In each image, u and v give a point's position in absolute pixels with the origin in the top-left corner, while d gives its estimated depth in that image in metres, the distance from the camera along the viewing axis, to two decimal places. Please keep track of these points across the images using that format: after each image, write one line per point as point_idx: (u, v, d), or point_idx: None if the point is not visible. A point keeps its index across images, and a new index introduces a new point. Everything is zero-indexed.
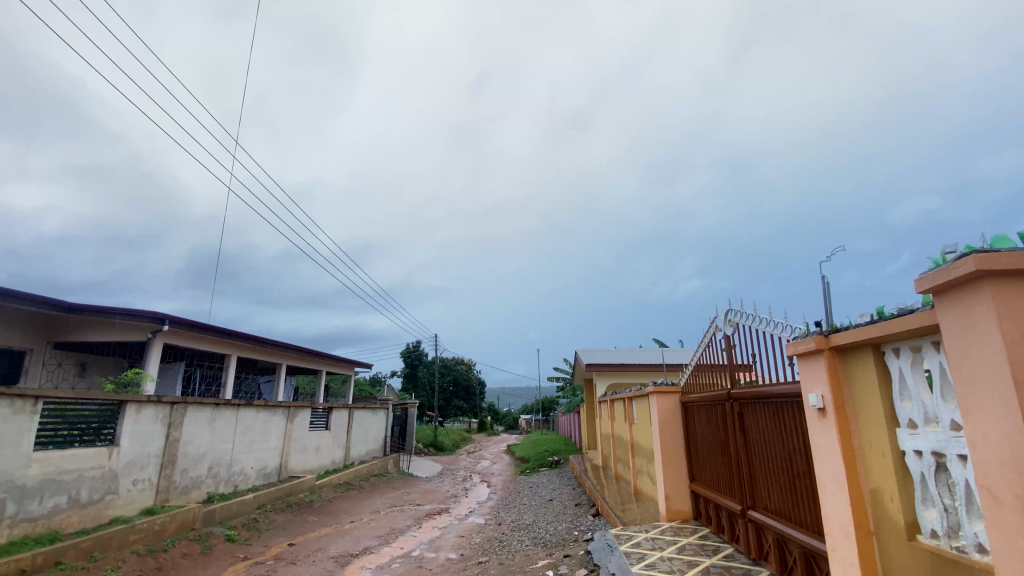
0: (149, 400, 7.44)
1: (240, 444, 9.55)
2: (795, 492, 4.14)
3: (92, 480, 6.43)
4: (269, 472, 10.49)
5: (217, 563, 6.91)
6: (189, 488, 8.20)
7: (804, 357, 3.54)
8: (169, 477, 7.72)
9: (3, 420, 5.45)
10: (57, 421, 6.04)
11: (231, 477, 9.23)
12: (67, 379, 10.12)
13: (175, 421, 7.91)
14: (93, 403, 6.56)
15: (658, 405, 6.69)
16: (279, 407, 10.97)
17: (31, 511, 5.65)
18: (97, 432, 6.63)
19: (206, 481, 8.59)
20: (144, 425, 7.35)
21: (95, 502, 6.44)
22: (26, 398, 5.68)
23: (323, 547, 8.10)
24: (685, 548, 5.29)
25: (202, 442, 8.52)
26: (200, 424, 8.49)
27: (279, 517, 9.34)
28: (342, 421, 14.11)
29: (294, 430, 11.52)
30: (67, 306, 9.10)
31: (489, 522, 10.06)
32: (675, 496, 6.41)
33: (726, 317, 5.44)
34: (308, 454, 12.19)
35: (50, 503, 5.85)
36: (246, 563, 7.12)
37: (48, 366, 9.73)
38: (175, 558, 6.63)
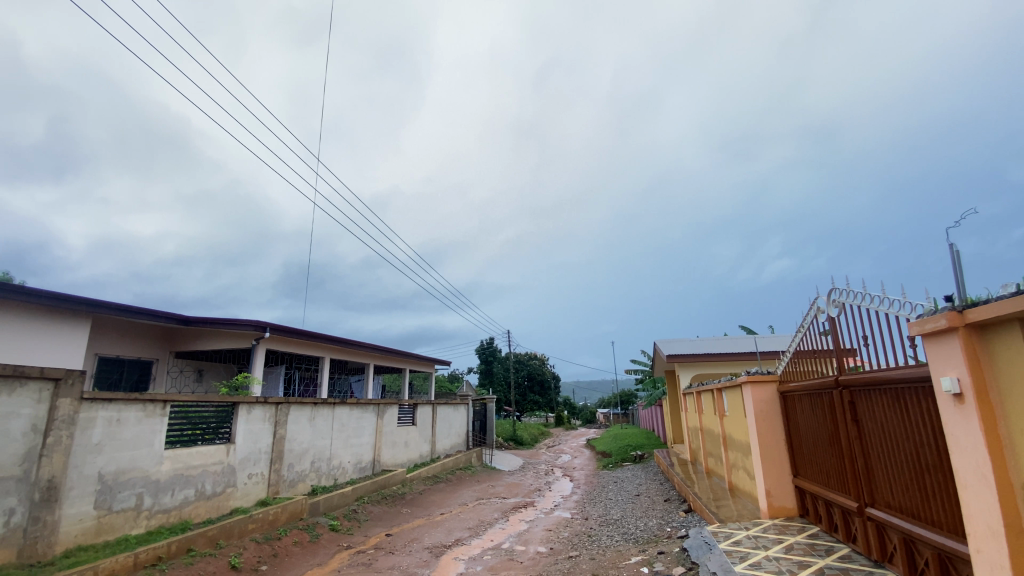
0: (257, 401, 8.10)
1: (338, 440, 10.20)
2: (924, 488, 3.70)
3: (214, 475, 7.12)
4: (364, 466, 11.12)
5: (324, 551, 7.43)
6: (296, 480, 8.88)
7: (933, 336, 3.14)
8: (278, 471, 8.40)
9: (139, 422, 6.13)
10: (181, 422, 6.73)
11: (331, 471, 9.86)
12: (188, 384, 11.29)
13: (280, 419, 8.57)
14: (210, 405, 7.25)
15: (753, 396, 6.28)
16: (370, 405, 11.56)
17: (165, 503, 6.35)
18: (215, 430, 7.31)
19: (310, 474, 9.25)
20: (254, 424, 8.02)
21: (217, 494, 7.13)
22: (156, 402, 6.35)
23: (417, 538, 8.44)
24: (793, 548, 4.91)
25: (304, 439, 9.17)
26: (302, 422, 9.15)
27: (376, 508, 9.87)
28: (426, 416, 14.63)
29: (384, 426, 12.11)
30: (183, 318, 10.14)
31: (576, 517, 9.98)
32: (777, 491, 5.99)
33: (829, 298, 4.97)
34: (398, 448, 12.78)
35: (180, 495, 6.56)
36: (350, 552, 7.57)
37: (171, 373, 10.91)
38: (288, 545, 7.20)
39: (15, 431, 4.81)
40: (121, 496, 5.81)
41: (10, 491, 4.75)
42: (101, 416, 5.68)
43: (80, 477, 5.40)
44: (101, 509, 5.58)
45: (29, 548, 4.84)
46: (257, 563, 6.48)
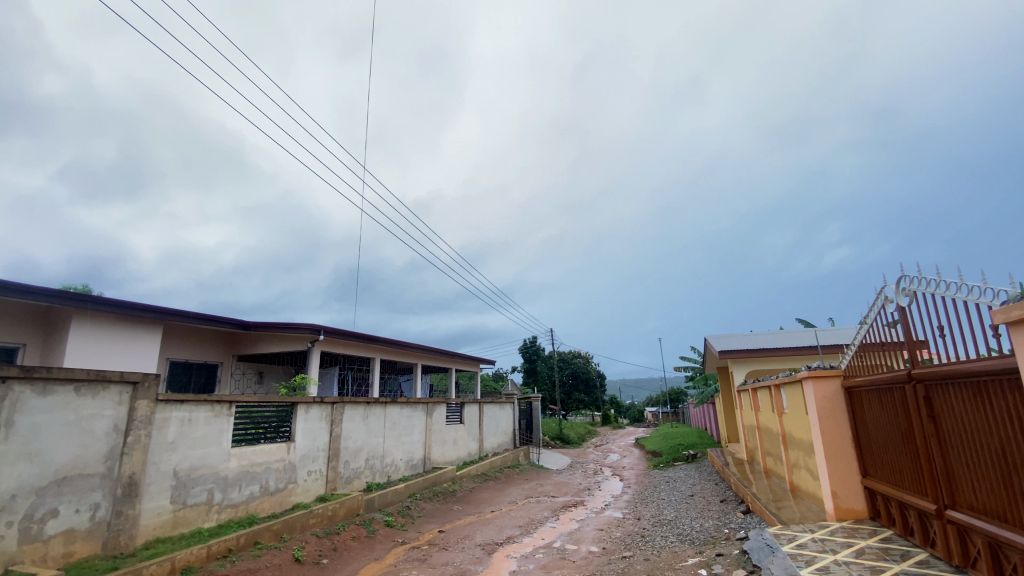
0: (314, 401, 8.44)
1: (390, 438, 10.47)
2: (1011, 488, 3.41)
3: (276, 472, 7.46)
4: (415, 463, 11.37)
5: (381, 547, 7.65)
6: (352, 477, 9.18)
7: (1021, 324, 2.88)
8: (335, 468, 8.71)
9: (209, 422, 6.50)
10: (245, 421, 7.09)
11: (384, 469, 10.15)
12: (250, 386, 11.91)
13: (336, 418, 8.89)
14: (271, 405, 7.61)
15: (815, 392, 5.97)
16: (419, 404, 11.80)
17: (233, 498, 6.71)
18: (277, 429, 7.66)
19: (364, 471, 9.55)
20: (312, 423, 8.35)
21: (280, 490, 7.48)
22: (222, 403, 6.72)
23: (470, 535, 8.55)
24: (864, 552, 4.63)
25: (358, 437, 9.47)
26: (356, 420, 9.45)
27: (428, 505, 10.08)
28: (474, 415, 14.80)
29: (433, 425, 12.34)
30: (244, 323, 10.69)
31: (629, 517, 9.81)
32: (844, 493, 5.67)
33: (898, 286, 4.66)
34: (447, 446, 12.99)
35: (247, 491, 6.92)
36: (405, 548, 7.76)
37: (234, 375, 11.52)
38: (347, 540, 7.46)
39: (99, 431, 5.21)
40: (193, 491, 6.18)
41: (96, 486, 5.14)
42: (174, 417, 6.06)
43: (157, 473, 5.79)
44: (176, 504, 5.96)
45: (114, 539, 5.23)
46: (319, 556, 6.74)
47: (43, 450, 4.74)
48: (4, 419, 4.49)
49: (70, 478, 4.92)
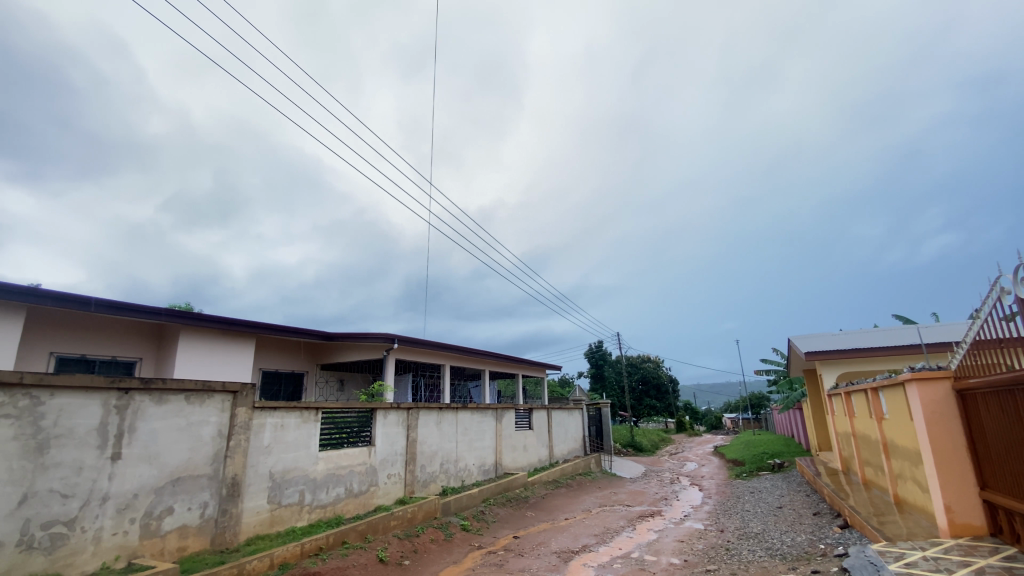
0: (391, 407, 8.81)
1: (463, 443, 10.69)
2: None
3: (360, 474, 7.86)
4: (488, 469, 11.53)
5: (458, 550, 7.82)
6: (428, 481, 9.47)
7: None
8: (413, 472, 9.02)
9: (299, 427, 6.97)
10: (331, 426, 7.52)
11: (458, 473, 10.37)
12: (333, 393, 12.60)
13: (412, 423, 9.22)
14: (353, 411, 8.02)
15: (922, 395, 5.40)
16: (490, 410, 11.97)
17: (322, 499, 7.14)
18: (358, 434, 8.06)
19: (440, 475, 9.81)
20: (390, 428, 8.72)
21: (363, 492, 7.86)
22: (310, 410, 7.17)
23: (545, 542, 8.51)
24: (986, 572, 4.11)
25: (433, 442, 9.76)
26: (431, 425, 9.74)
27: (502, 511, 10.17)
28: (543, 421, 14.78)
29: (504, 431, 12.46)
30: (325, 334, 11.38)
31: (711, 528, 9.35)
32: (959, 506, 5.08)
33: (1016, 276, 4.14)
34: (518, 452, 13.07)
35: (333, 492, 7.33)
36: (482, 552, 7.87)
37: (319, 383, 12.27)
38: (427, 542, 7.70)
39: (206, 435, 5.73)
40: (287, 492, 6.64)
41: (204, 487, 5.64)
42: (269, 422, 6.55)
43: (256, 475, 6.28)
44: (272, 504, 6.43)
45: (220, 535, 5.72)
46: (401, 557, 7.00)
47: (160, 453, 5.27)
48: (128, 426, 5.03)
49: (182, 479, 5.44)
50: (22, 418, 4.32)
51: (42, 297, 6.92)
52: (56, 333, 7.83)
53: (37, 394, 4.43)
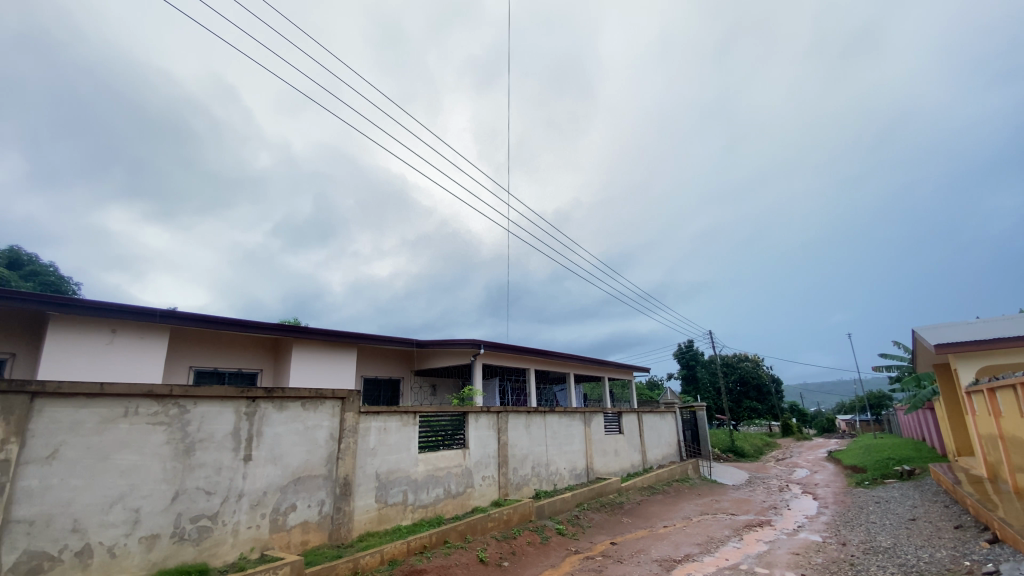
0: (482, 411, 9.02)
1: (553, 447, 10.70)
2: None
3: (457, 476, 8.14)
4: (580, 473, 11.43)
5: (556, 554, 7.82)
6: (522, 484, 9.58)
7: None
8: (506, 475, 9.19)
9: (399, 431, 7.36)
10: (428, 429, 7.87)
11: (550, 477, 10.40)
12: (427, 397, 13.18)
13: (502, 426, 9.39)
14: (447, 414, 8.32)
15: None
16: (578, 413, 11.88)
17: (423, 500, 7.50)
18: (452, 437, 8.35)
19: (532, 479, 9.90)
20: (482, 431, 8.94)
21: (460, 493, 8.15)
22: (408, 414, 7.55)
23: (644, 550, 8.26)
24: None
25: (524, 445, 9.88)
26: (520, 429, 9.86)
27: (597, 516, 10.02)
28: (633, 424, 14.39)
29: (593, 435, 12.31)
30: (417, 341, 11.95)
31: (830, 541, 8.55)
32: None
33: None
34: (610, 456, 12.83)
35: (433, 493, 7.67)
36: (579, 557, 7.81)
37: (414, 388, 12.88)
38: (524, 545, 7.78)
39: (320, 439, 6.24)
40: (392, 492, 7.04)
41: (320, 486, 6.15)
42: (373, 426, 6.99)
43: (364, 475, 6.73)
44: (380, 502, 6.85)
45: (336, 531, 6.19)
46: (500, 559, 7.14)
47: (283, 455, 5.83)
48: (255, 430, 5.62)
49: (302, 478, 5.96)
50: (172, 425, 4.97)
51: (181, 318, 7.95)
52: (193, 349, 8.95)
53: (182, 403, 5.08)
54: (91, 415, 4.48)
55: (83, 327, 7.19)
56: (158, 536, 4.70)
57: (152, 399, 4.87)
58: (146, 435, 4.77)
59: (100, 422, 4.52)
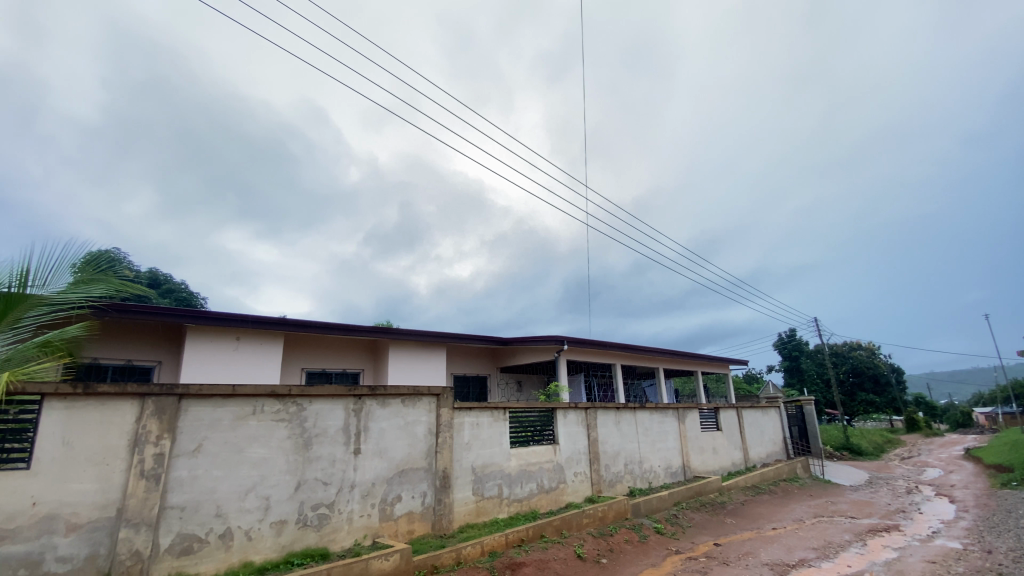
0: (570, 407, 8.98)
1: (646, 443, 10.41)
2: None
3: (549, 471, 8.19)
4: (675, 471, 11.03)
5: (656, 553, 7.61)
6: (615, 481, 9.44)
7: None
8: (598, 471, 9.09)
9: (491, 426, 7.53)
10: (517, 425, 7.97)
11: (644, 474, 10.14)
12: (514, 393, 13.37)
13: (592, 422, 9.28)
14: (535, 410, 8.37)
15: None
16: (671, 408, 11.44)
17: (518, 494, 7.63)
18: (542, 432, 8.38)
19: (626, 476, 9.71)
20: (571, 427, 8.90)
21: (553, 489, 8.19)
22: (498, 410, 7.69)
23: (752, 552, 7.77)
24: None
25: (615, 442, 9.70)
26: (610, 425, 9.68)
27: (697, 515, 9.61)
28: (732, 420, 13.59)
29: (688, 431, 11.79)
30: (502, 339, 12.16)
31: (975, 549, 7.53)
32: None
33: None
34: (707, 453, 12.23)
35: (527, 488, 7.78)
36: (681, 557, 7.53)
37: (500, 385, 13.12)
38: (622, 543, 7.65)
39: (420, 433, 6.56)
40: (488, 485, 7.23)
41: (422, 478, 6.46)
42: (466, 422, 7.22)
43: (461, 468, 6.97)
44: (477, 495, 7.07)
45: (439, 521, 6.49)
46: (598, 556, 7.07)
47: (387, 448, 6.19)
48: (363, 425, 6.03)
49: (405, 471, 6.30)
50: (292, 421, 5.47)
51: (291, 325, 8.73)
52: (302, 352, 9.78)
53: (300, 401, 5.57)
54: (226, 413, 5.05)
55: (213, 336, 8.13)
56: (285, 522, 5.20)
57: (274, 398, 5.38)
58: (271, 430, 5.30)
59: (234, 419, 5.09)
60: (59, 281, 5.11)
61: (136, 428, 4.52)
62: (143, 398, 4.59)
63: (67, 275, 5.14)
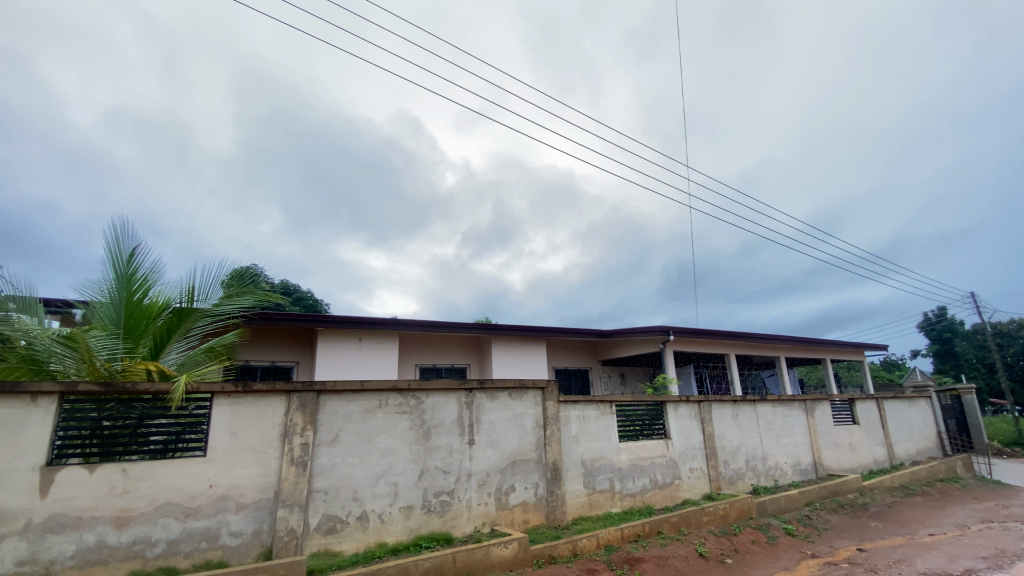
0: (681, 400, 8.58)
1: (769, 438, 9.66)
2: None
3: (662, 466, 7.93)
4: (805, 468, 10.11)
5: (787, 556, 7.04)
6: (736, 478, 8.89)
7: None
8: (716, 468, 8.62)
9: (598, 420, 7.46)
10: (625, 419, 7.80)
11: (768, 471, 9.43)
12: (618, 386, 13.14)
13: (706, 416, 8.80)
14: (643, 404, 8.12)
15: None
16: (796, 400, 10.48)
17: (630, 489, 7.48)
18: (652, 426, 8.12)
19: (747, 473, 9.11)
20: (684, 421, 8.51)
21: (668, 484, 7.92)
22: (604, 404, 7.58)
23: (905, 560, 6.90)
24: None
25: (733, 437, 9.11)
26: (727, 419, 9.10)
27: (833, 517, 8.74)
28: (871, 413, 12.12)
29: (819, 425, 10.73)
30: (603, 332, 11.97)
31: None
32: None
33: None
34: (842, 449, 11.05)
35: (640, 483, 7.60)
36: (818, 562, 6.89)
37: (603, 378, 12.94)
38: (748, 543, 7.19)
39: (528, 425, 6.69)
40: (599, 479, 7.18)
41: (533, 469, 6.58)
42: (573, 415, 7.21)
43: (571, 461, 6.98)
44: (589, 488, 7.05)
45: (553, 512, 6.57)
46: (722, 556, 6.70)
47: (499, 440, 6.40)
48: (475, 417, 6.28)
49: (517, 461, 6.46)
50: (412, 413, 5.85)
51: (403, 325, 9.36)
52: (414, 349, 10.43)
53: (418, 395, 5.94)
54: (356, 406, 5.54)
55: (339, 338, 8.96)
56: (412, 507, 5.59)
57: (395, 392, 5.80)
58: (395, 422, 5.71)
59: (363, 412, 5.57)
60: (217, 295, 5.95)
61: (285, 421, 5.12)
62: (288, 394, 5.19)
63: (222, 290, 5.97)
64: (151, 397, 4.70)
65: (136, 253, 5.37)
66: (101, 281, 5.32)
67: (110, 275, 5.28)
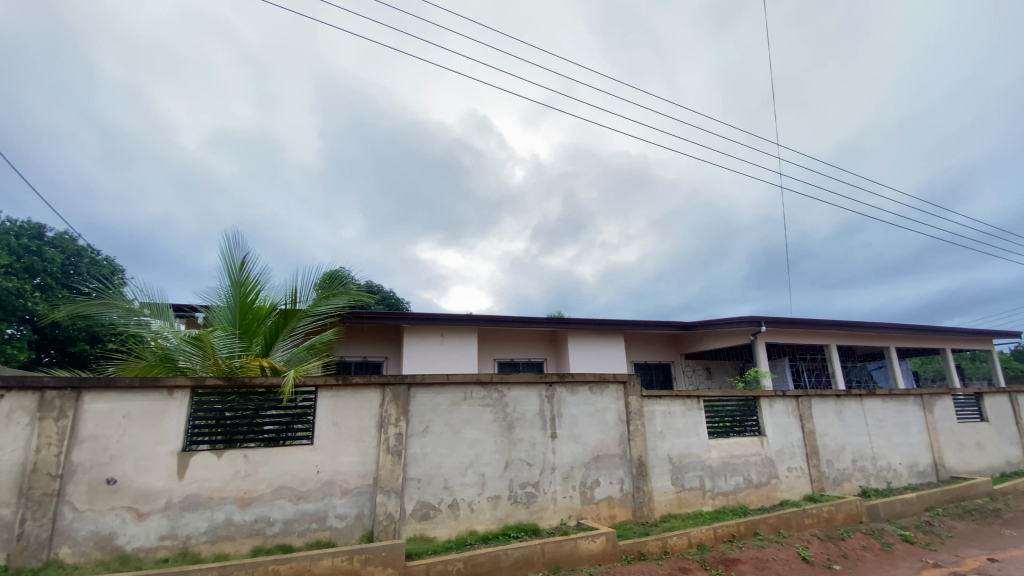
0: (777, 395, 8.05)
1: (879, 436, 8.81)
2: None
3: (756, 465, 7.51)
4: (923, 470, 9.13)
5: (906, 564, 6.41)
6: (841, 479, 8.22)
7: None
8: (818, 467, 8.01)
9: (686, 415, 7.20)
10: (715, 414, 7.46)
11: (879, 472, 8.62)
12: (703, 380, 12.60)
13: (805, 413, 8.19)
14: (734, 399, 7.71)
15: None
16: (910, 394, 9.47)
17: (722, 487, 7.16)
18: (744, 422, 7.70)
19: (855, 473, 8.39)
20: (780, 418, 7.98)
21: (764, 484, 7.49)
22: (691, 399, 7.30)
23: None
24: None
25: (837, 434, 8.41)
26: (830, 415, 8.42)
27: (960, 524, 7.82)
28: (1004, 409, 10.68)
29: (939, 422, 9.62)
30: (685, 325, 11.51)
31: None
32: None
33: None
34: (969, 450, 9.84)
35: (733, 481, 7.25)
36: (943, 572, 6.21)
37: (687, 372, 12.45)
38: (858, 549, 6.63)
39: (611, 420, 6.60)
40: (687, 476, 6.93)
41: (618, 464, 6.49)
42: (658, 410, 7.01)
43: (658, 457, 6.80)
44: (677, 485, 6.83)
45: (640, 509, 6.45)
46: (829, 561, 6.22)
47: (582, 434, 6.37)
48: (557, 411, 6.30)
49: (601, 456, 6.40)
50: (496, 406, 5.99)
51: (483, 320, 9.58)
52: (494, 345, 10.64)
53: (501, 389, 6.06)
54: (444, 399, 5.76)
55: (423, 335, 9.34)
56: (499, 497, 5.73)
57: (480, 386, 5.96)
58: (480, 414, 5.88)
59: (450, 404, 5.77)
60: (314, 296, 6.41)
61: (380, 412, 5.43)
62: (383, 387, 5.50)
63: (319, 291, 6.43)
64: (265, 390, 5.18)
65: (246, 260, 5.93)
66: (218, 287, 5.94)
67: (226, 282, 5.88)
